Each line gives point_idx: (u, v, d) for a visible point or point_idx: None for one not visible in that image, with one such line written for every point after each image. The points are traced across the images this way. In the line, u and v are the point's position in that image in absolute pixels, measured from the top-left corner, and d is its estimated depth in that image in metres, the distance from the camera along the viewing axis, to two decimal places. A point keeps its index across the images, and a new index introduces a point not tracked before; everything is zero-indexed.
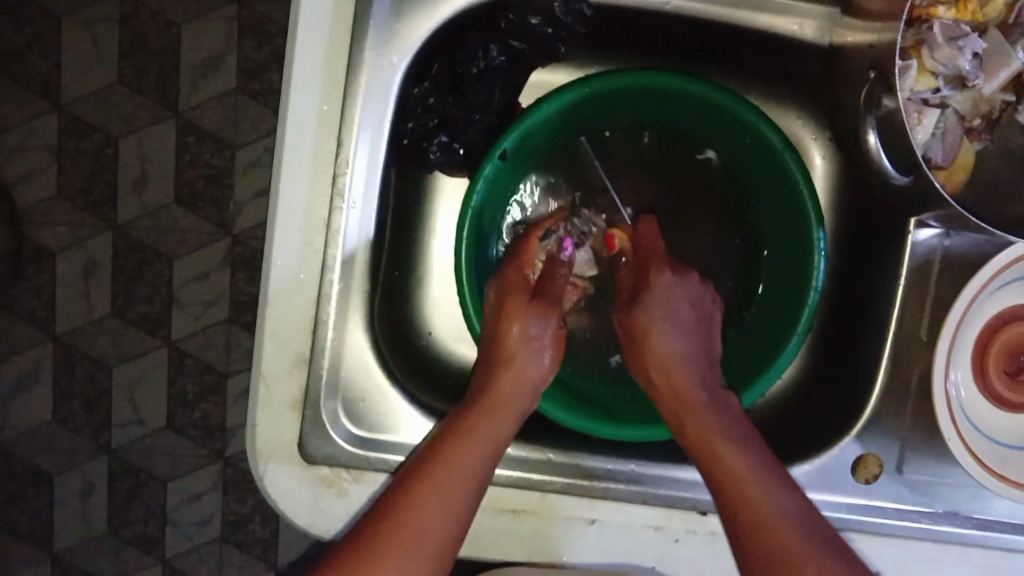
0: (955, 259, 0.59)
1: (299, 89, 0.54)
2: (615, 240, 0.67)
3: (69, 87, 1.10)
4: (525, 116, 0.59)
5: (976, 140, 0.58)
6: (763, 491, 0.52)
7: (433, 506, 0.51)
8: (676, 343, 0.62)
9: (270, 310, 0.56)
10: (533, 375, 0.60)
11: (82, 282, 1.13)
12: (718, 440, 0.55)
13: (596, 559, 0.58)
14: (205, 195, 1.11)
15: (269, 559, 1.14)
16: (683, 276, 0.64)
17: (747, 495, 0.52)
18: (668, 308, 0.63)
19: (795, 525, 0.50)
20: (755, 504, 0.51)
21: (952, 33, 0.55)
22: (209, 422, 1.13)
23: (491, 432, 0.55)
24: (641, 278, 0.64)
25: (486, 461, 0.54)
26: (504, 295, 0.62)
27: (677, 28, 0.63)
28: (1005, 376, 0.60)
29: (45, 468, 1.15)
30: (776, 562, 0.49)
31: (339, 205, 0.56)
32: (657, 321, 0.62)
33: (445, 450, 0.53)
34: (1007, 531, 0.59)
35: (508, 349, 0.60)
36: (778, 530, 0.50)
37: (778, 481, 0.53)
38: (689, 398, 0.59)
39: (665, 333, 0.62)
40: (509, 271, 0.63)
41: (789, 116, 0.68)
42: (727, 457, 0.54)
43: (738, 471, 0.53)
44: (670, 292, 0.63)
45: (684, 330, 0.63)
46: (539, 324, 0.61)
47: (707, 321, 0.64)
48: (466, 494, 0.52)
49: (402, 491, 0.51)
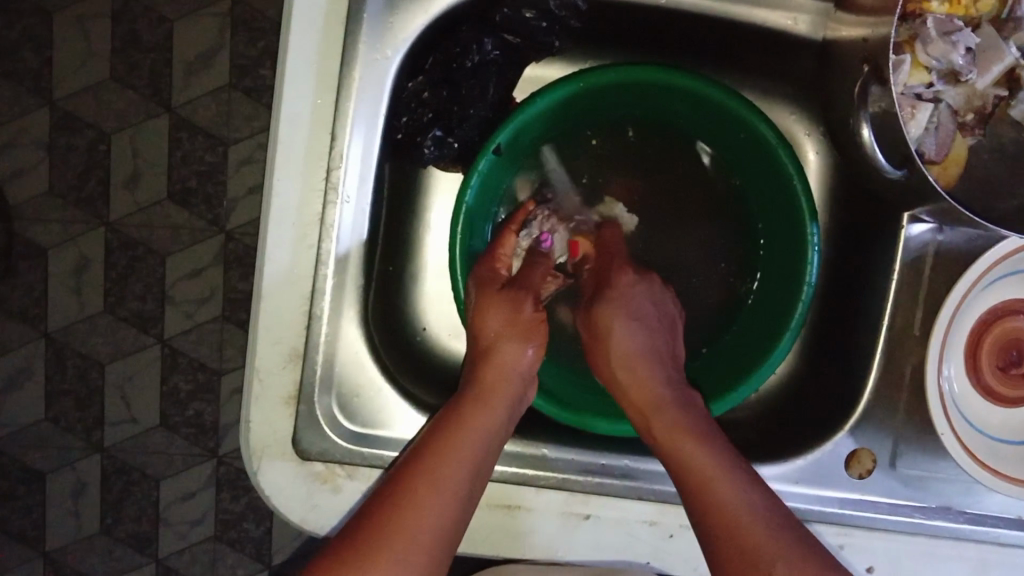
0: (948, 254, 0.59)
1: (292, 83, 0.54)
2: (578, 246, 0.68)
3: (61, 83, 1.10)
4: (519, 110, 0.59)
5: (968, 135, 0.58)
6: (734, 489, 0.48)
7: (427, 510, 0.49)
8: (636, 343, 0.61)
9: (264, 304, 0.56)
10: (514, 370, 0.59)
11: (74, 279, 1.12)
12: (684, 440, 0.52)
13: (590, 554, 0.58)
14: (197, 192, 1.10)
15: (263, 557, 1.13)
16: (645, 277, 0.64)
17: (716, 495, 0.48)
18: (626, 304, 0.62)
19: (765, 525, 0.46)
20: (721, 497, 0.48)
21: (945, 29, 0.55)
22: (202, 420, 1.13)
23: (481, 437, 0.54)
24: (602, 278, 0.64)
25: (477, 466, 0.52)
26: (478, 289, 0.61)
27: (672, 24, 0.63)
28: (997, 370, 0.60)
29: (37, 466, 1.14)
30: (743, 554, 0.45)
31: (332, 199, 0.55)
32: (620, 322, 0.61)
33: (435, 456, 0.52)
34: (1001, 526, 0.59)
35: (485, 340, 0.59)
36: (743, 528, 0.46)
37: (747, 482, 0.49)
38: (652, 390, 0.58)
39: (625, 333, 0.61)
40: (479, 268, 0.62)
41: (783, 111, 0.68)
42: (688, 452, 0.52)
43: (706, 468, 0.50)
44: (626, 297, 0.62)
45: (643, 331, 0.61)
46: (529, 306, 0.61)
47: (670, 323, 0.64)
48: (458, 500, 0.51)
49: (398, 499, 0.49)
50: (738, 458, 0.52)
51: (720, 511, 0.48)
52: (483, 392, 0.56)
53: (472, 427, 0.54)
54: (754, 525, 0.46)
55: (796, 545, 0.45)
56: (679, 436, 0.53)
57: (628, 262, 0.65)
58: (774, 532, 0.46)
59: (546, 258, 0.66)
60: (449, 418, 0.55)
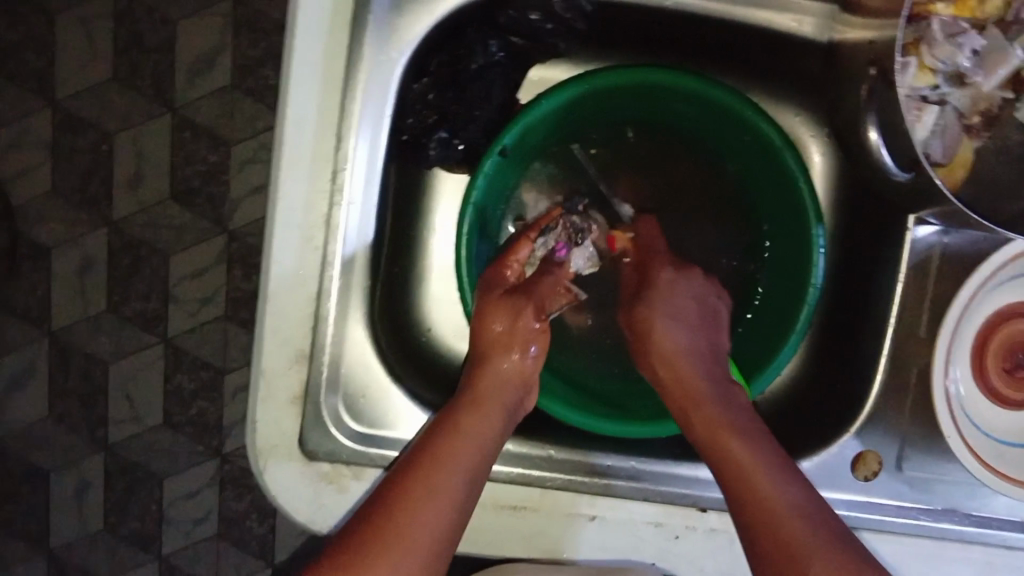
0: (954, 256, 0.59)
1: (297, 84, 0.53)
2: (616, 241, 0.68)
3: (65, 83, 1.10)
4: (525, 112, 0.59)
5: (976, 138, 0.58)
6: (778, 493, 0.49)
7: (421, 509, 0.49)
8: (686, 341, 0.60)
9: (269, 306, 0.56)
10: (512, 374, 0.59)
11: (78, 278, 1.12)
12: (730, 440, 0.53)
13: (596, 556, 0.58)
14: (201, 192, 1.10)
15: (267, 557, 1.14)
16: (686, 271, 0.64)
17: (758, 491, 0.49)
18: (672, 298, 0.62)
19: (806, 523, 0.47)
20: (761, 494, 0.49)
21: (951, 30, 0.56)
22: (206, 419, 1.13)
23: (477, 439, 0.54)
24: (643, 275, 0.65)
25: (472, 465, 0.53)
26: (483, 294, 0.61)
27: (678, 25, 0.63)
28: (1003, 373, 0.61)
29: (41, 465, 1.14)
30: (780, 552, 0.46)
31: (338, 202, 0.55)
32: (661, 317, 0.61)
33: (430, 457, 0.52)
34: (1006, 529, 0.59)
35: (489, 341, 0.59)
36: (783, 526, 0.47)
37: (789, 479, 0.50)
38: (694, 386, 0.57)
39: (670, 330, 0.61)
40: (489, 272, 0.63)
41: (789, 113, 0.68)
42: (734, 455, 0.52)
43: (745, 464, 0.51)
44: (671, 292, 0.63)
45: (687, 326, 0.61)
46: (528, 321, 0.60)
47: (711, 316, 0.63)
48: (453, 499, 0.51)
49: (393, 498, 0.50)
50: (784, 456, 0.52)
51: (761, 508, 0.48)
52: (480, 395, 0.57)
53: (467, 428, 0.54)
54: (793, 524, 0.47)
55: (833, 547, 0.46)
56: (722, 433, 0.53)
57: (668, 259, 0.65)
58: (812, 531, 0.47)
59: (560, 267, 0.65)
60: (447, 418, 0.55)
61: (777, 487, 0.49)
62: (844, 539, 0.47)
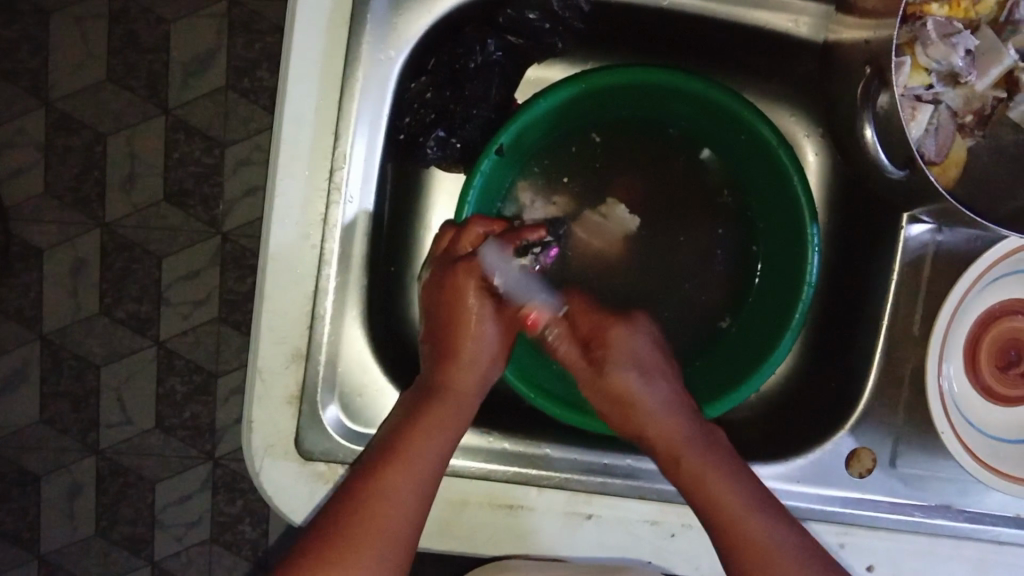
0: (947, 254, 0.60)
1: (296, 84, 0.54)
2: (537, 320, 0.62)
3: (58, 84, 1.09)
4: (521, 112, 0.59)
5: (967, 137, 0.59)
6: (756, 523, 0.53)
7: (396, 496, 0.51)
8: (653, 398, 0.60)
9: (266, 303, 0.55)
10: (479, 376, 0.58)
11: (70, 280, 1.11)
12: (713, 479, 0.55)
13: (590, 554, 0.58)
14: (195, 193, 1.10)
15: (260, 561, 1.13)
16: (637, 323, 0.64)
17: (740, 517, 0.53)
18: (633, 355, 0.62)
19: (782, 547, 0.52)
20: (748, 529, 0.53)
21: (946, 31, 0.55)
22: (199, 422, 1.12)
23: (450, 436, 0.55)
24: (600, 335, 0.63)
25: (444, 461, 0.54)
26: (455, 270, 0.58)
27: (672, 26, 0.64)
28: (995, 369, 0.61)
29: (31, 469, 1.13)
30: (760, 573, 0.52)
31: (336, 200, 0.55)
32: (633, 379, 0.61)
33: (403, 443, 0.53)
34: (999, 525, 0.59)
35: (459, 345, 0.58)
36: (765, 553, 0.52)
37: (767, 507, 0.54)
38: (672, 425, 0.58)
39: (640, 387, 0.60)
40: (480, 254, 0.58)
41: (783, 113, 0.69)
42: (713, 490, 0.54)
43: (729, 490, 0.54)
44: (629, 350, 0.62)
45: (653, 384, 0.61)
46: (491, 322, 0.59)
47: (666, 358, 0.64)
48: (426, 492, 0.52)
49: (362, 496, 0.51)
50: (756, 481, 0.56)
51: (747, 541, 0.53)
52: (445, 399, 0.56)
53: (439, 414, 0.55)
54: (771, 547, 0.52)
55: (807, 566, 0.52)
56: (710, 467, 0.55)
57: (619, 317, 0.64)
58: (789, 556, 0.52)
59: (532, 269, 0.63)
60: (420, 401, 0.55)
61: (759, 519, 0.53)
62: (815, 557, 0.53)
